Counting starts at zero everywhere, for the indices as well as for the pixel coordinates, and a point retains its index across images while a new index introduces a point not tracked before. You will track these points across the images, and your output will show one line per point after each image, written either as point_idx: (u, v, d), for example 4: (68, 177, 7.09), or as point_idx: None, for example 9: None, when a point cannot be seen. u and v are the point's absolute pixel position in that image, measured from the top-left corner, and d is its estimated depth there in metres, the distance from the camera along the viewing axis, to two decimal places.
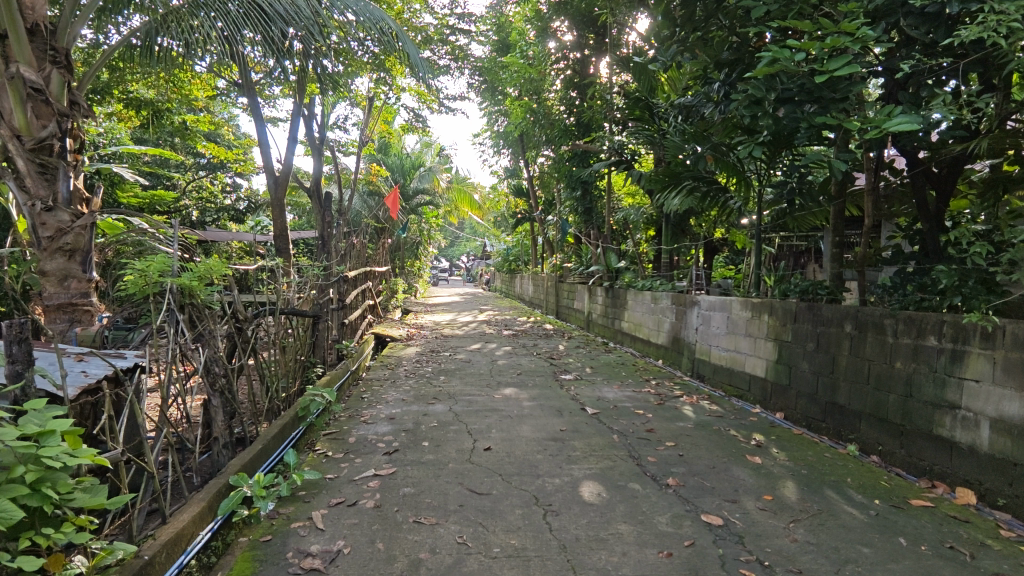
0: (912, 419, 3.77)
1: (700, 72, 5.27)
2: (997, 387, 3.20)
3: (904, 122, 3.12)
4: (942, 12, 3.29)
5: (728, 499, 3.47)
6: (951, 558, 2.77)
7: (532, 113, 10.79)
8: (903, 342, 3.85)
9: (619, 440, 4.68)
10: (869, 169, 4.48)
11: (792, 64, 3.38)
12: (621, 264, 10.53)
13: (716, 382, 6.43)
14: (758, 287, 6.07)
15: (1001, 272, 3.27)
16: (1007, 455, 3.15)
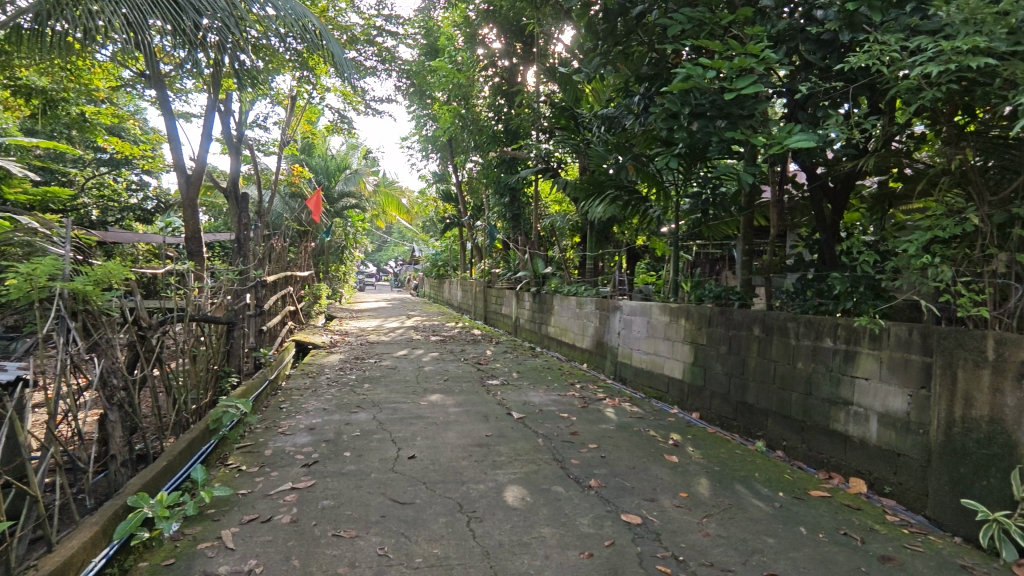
0: (812, 415, 4.06)
1: (622, 84, 5.47)
2: (884, 384, 3.49)
3: (802, 140, 3.38)
4: (835, 39, 3.62)
5: (646, 498, 3.59)
6: (845, 543, 2.99)
7: (460, 118, 10.79)
8: (804, 344, 4.14)
9: (544, 443, 4.74)
10: (774, 183, 4.80)
11: (704, 81, 3.58)
12: (548, 270, 10.73)
13: (637, 384, 6.65)
14: (676, 293, 6.35)
15: (886, 279, 3.59)
16: (892, 447, 3.44)
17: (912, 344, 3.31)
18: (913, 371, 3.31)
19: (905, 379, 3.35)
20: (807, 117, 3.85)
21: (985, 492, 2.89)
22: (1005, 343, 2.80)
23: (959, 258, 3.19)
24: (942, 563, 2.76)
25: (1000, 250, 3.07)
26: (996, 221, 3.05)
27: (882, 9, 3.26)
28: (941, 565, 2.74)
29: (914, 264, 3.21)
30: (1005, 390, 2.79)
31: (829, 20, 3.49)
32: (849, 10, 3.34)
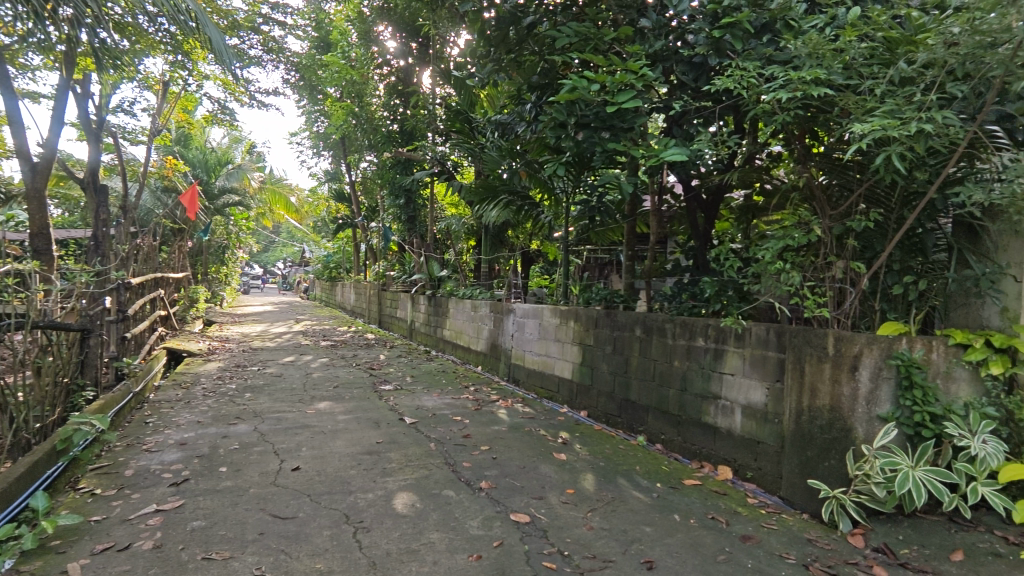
0: (686, 409, 4.37)
1: (514, 92, 5.60)
2: (746, 378, 3.84)
3: (676, 154, 3.64)
4: (704, 63, 3.93)
5: (535, 496, 3.68)
6: (712, 527, 3.24)
7: (354, 116, 10.45)
8: (679, 343, 4.45)
9: (436, 447, 4.70)
10: (654, 192, 5.13)
11: (588, 93, 3.76)
12: (443, 273, 10.70)
13: (529, 385, 6.79)
14: (567, 296, 6.58)
15: (749, 284, 3.96)
16: (753, 435, 3.79)
17: (770, 342, 3.67)
18: (770, 366, 3.67)
19: (764, 374, 3.71)
20: (679, 132, 4.17)
21: (827, 473, 3.25)
22: (842, 339, 3.18)
23: (806, 265, 3.59)
24: (792, 538, 3.07)
25: (838, 258, 3.51)
26: (835, 232, 3.49)
27: (742, 39, 3.60)
28: (791, 540, 3.05)
29: (770, 270, 3.57)
30: (843, 381, 3.17)
31: (699, 44, 3.81)
32: (716, 37, 3.66)
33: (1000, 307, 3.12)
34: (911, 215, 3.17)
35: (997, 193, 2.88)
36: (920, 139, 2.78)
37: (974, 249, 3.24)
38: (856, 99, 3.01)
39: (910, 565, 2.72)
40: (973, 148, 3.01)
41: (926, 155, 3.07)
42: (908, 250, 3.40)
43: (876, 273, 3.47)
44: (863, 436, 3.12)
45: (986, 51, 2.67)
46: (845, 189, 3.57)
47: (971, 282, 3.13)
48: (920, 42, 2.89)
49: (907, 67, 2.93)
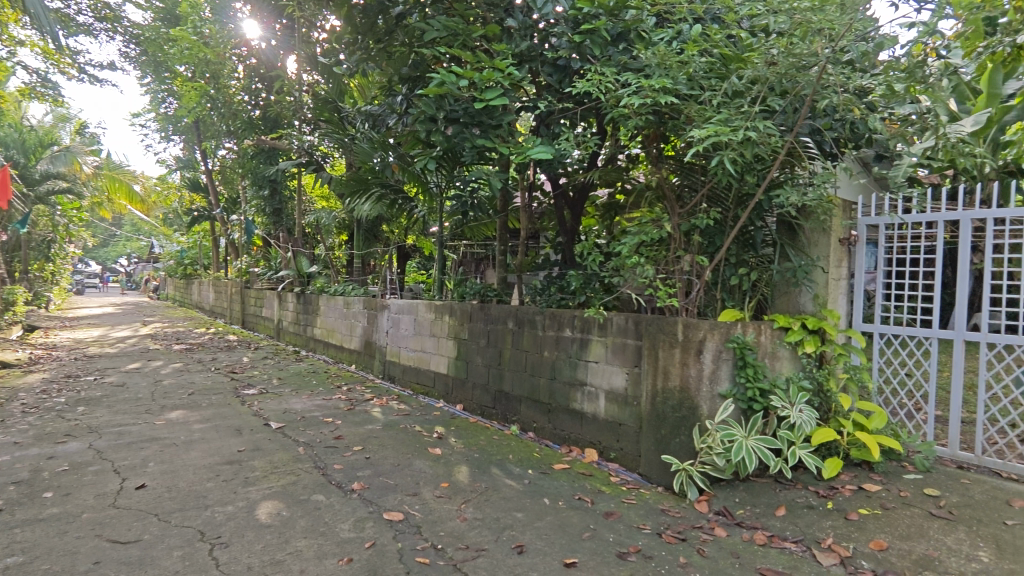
0: (556, 397, 4.57)
1: (385, 82, 5.46)
2: (609, 365, 4.10)
3: (541, 152, 3.79)
4: (567, 66, 4.12)
5: (409, 493, 3.65)
6: (578, 507, 3.42)
7: (208, 98, 9.57)
8: (549, 334, 4.64)
9: (304, 452, 4.48)
10: (524, 189, 5.30)
11: (456, 88, 3.79)
12: (313, 269, 10.19)
13: (405, 382, 6.70)
14: (442, 291, 6.57)
15: (610, 277, 4.22)
16: (615, 418, 4.05)
17: (628, 331, 3.94)
18: (629, 353, 3.95)
19: (624, 360, 3.98)
20: (544, 132, 4.34)
21: (678, 448, 3.57)
22: (690, 326, 3.51)
23: (659, 259, 3.90)
24: (648, 510, 3.33)
25: (686, 253, 3.84)
26: (683, 229, 3.82)
27: (601, 45, 3.84)
28: (648, 512, 3.31)
29: (627, 263, 3.83)
30: (690, 363, 3.50)
31: (562, 47, 4.01)
32: (577, 41, 3.87)
33: (812, 294, 3.65)
34: (744, 214, 3.55)
35: (809, 195, 3.38)
36: (747, 146, 3.16)
37: (793, 244, 3.74)
38: (697, 108, 3.32)
39: (744, 523, 3.09)
40: (791, 157, 3.48)
41: (755, 162, 3.48)
42: (742, 245, 3.82)
43: (717, 266, 3.85)
44: (707, 412, 3.46)
45: (801, 71, 3.15)
46: (691, 190, 3.93)
47: (791, 274, 3.60)
48: (748, 61, 3.26)
49: (738, 81, 3.28)
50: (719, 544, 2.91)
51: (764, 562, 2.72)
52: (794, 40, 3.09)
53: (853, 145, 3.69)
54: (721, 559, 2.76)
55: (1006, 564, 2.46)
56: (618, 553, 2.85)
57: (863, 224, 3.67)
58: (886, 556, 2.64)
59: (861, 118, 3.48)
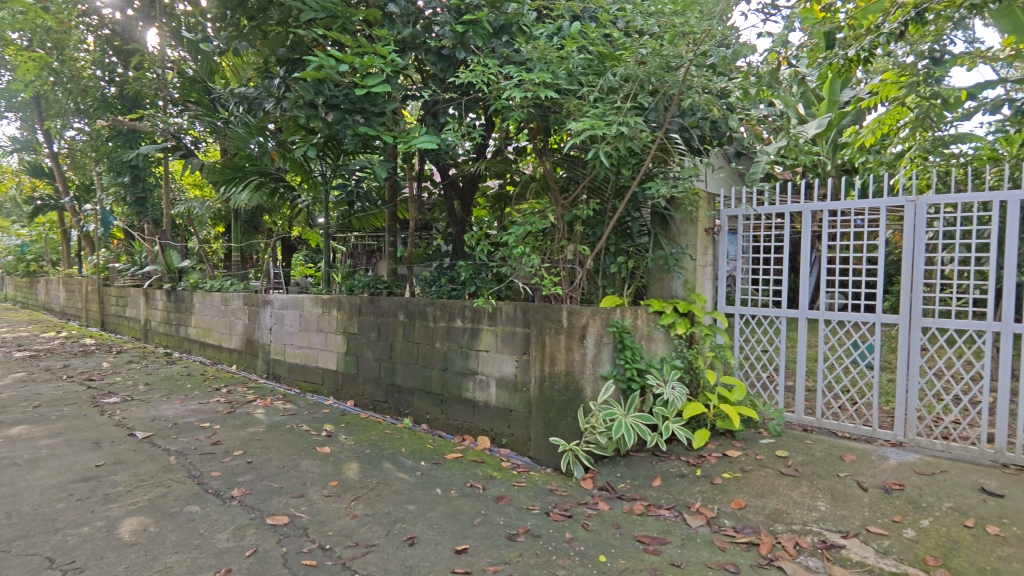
0: (448, 388, 4.58)
1: (261, 63, 5.13)
2: (499, 353, 4.18)
3: (426, 141, 3.77)
4: (452, 56, 4.11)
5: (294, 495, 3.50)
6: (470, 494, 3.47)
7: (50, 71, 8.44)
8: (440, 325, 4.64)
9: (176, 461, 4.14)
10: (412, 180, 5.24)
11: (336, 72, 3.65)
12: (185, 263, 9.37)
13: (291, 381, 6.39)
14: (329, 284, 6.33)
15: (499, 267, 4.29)
16: (506, 405, 4.14)
17: (517, 319, 4.03)
18: (518, 341, 4.05)
19: (513, 348, 4.08)
20: (430, 122, 4.30)
21: (565, 429, 3.72)
22: (574, 313, 3.66)
23: (544, 249, 4.02)
24: (537, 491, 3.45)
25: (569, 243, 4.00)
26: (566, 219, 3.97)
27: (484, 37, 3.85)
28: (537, 493, 3.43)
29: (514, 253, 3.91)
30: (574, 348, 3.67)
31: (445, 36, 3.98)
32: (460, 31, 3.85)
33: (682, 279, 3.96)
34: (621, 206, 3.77)
35: (677, 187, 3.63)
36: (621, 140, 3.35)
37: (665, 234, 3.99)
38: (576, 103, 3.47)
39: (625, 496, 3.29)
40: (661, 153, 3.73)
41: (630, 155, 3.69)
42: (620, 234, 4.04)
43: (598, 255, 4.05)
44: (591, 393, 3.63)
45: (668, 72, 3.39)
46: (572, 181, 4.08)
47: (663, 261, 3.87)
48: (621, 59, 3.44)
49: (613, 78, 3.46)
50: (601, 517, 3.08)
51: (642, 529, 2.92)
52: (662, 43, 3.30)
53: (716, 142, 4.01)
54: (603, 530, 2.93)
55: (839, 510, 2.84)
56: (507, 535, 2.93)
57: (726, 214, 4.04)
58: (744, 513, 2.95)
59: (722, 117, 3.78)
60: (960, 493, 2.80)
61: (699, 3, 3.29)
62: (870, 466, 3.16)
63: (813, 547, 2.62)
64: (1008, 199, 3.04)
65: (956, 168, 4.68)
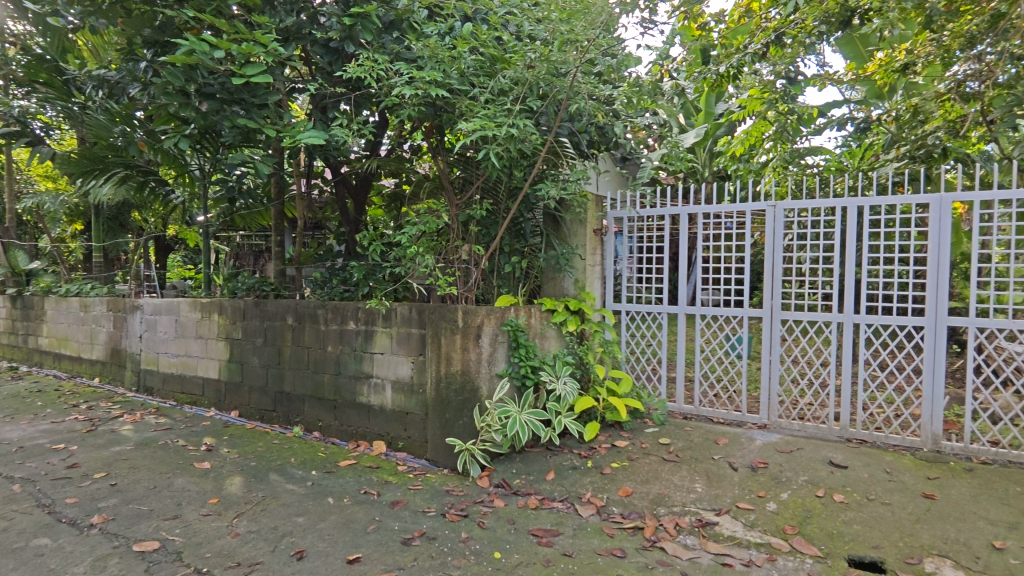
0: (341, 393, 4.42)
1: (124, 44, 4.66)
2: (394, 355, 4.10)
3: (312, 136, 3.63)
4: (340, 49, 3.97)
5: (167, 518, 3.21)
6: (364, 501, 3.37)
7: None
8: (332, 328, 4.46)
9: (22, 489, 3.65)
10: (301, 176, 5.01)
11: (209, 59, 3.39)
12: (35, 265, 8.29)
13: (166, 393, 5.86)
14: (209, 287, 5.88)
15: (393, 268, 4.20)
16: (403, 408, 4.07)
17: (412, 320, 3.97)
18: (413, 342, 3.99)
19: (408, 349, 4.01)
20: (317, 117, 4.10)
21: (462, 429, 3.72)
22: (469, 312, 3.67)
23: (439, 249, 3.99)
24: (433, 493, 3.42)
25: (464, 243, 4.01)
26: (460, 219, 3.97)
27: (373, 32, 3.77)
28: (433, 495, 3.40)
29: (407, 253, 3.85)
30: (470, 348, 3.68)
31: (332, 28, 3.83)
32: (346, 24, 3.70)
33: (573, 279, 4.11)
34: (514, 206, 3.85)
35: (566, 189, 3.78)
36: (511, 142, 3.44)
37: (557, 234, 4.15)
38: (468, 103, 3.50)
39: (520, 491, 3.36)
40: (551, 155, 3.85)
41: (521, 157, 3.78)
42: (514, 235, 4.12)
43: (493, 255, 4.10)
44: (486, 392, 3.67)
45: (556, 77, 3.55)
46: (467, 182, 4.09)
47: (555, 261, 4.00)
48: (511, 62, 3.51)
49: (503, 81, 3.53)
50: (497, 514, 3.11)
51: (536, 523, 2.99)
52: (551, 49, 3.41)
53: (604, 147, 4.19)
54: (499, 527, 2.97)
55: (713, 490, 3.07)
56: (402, 540, 2.88)
57: (612, 216, 4.26)
58: (631, 500, 3.10)
59: (608, 123, 3.94)
60: (813, 467, 3.14)
61: (585, 11, 3.36)
62: (740, 448, 3.45)
63: (691, 526, 2.82)
64: (848, 206, 3.47)
65: (809, 176, 5.06)
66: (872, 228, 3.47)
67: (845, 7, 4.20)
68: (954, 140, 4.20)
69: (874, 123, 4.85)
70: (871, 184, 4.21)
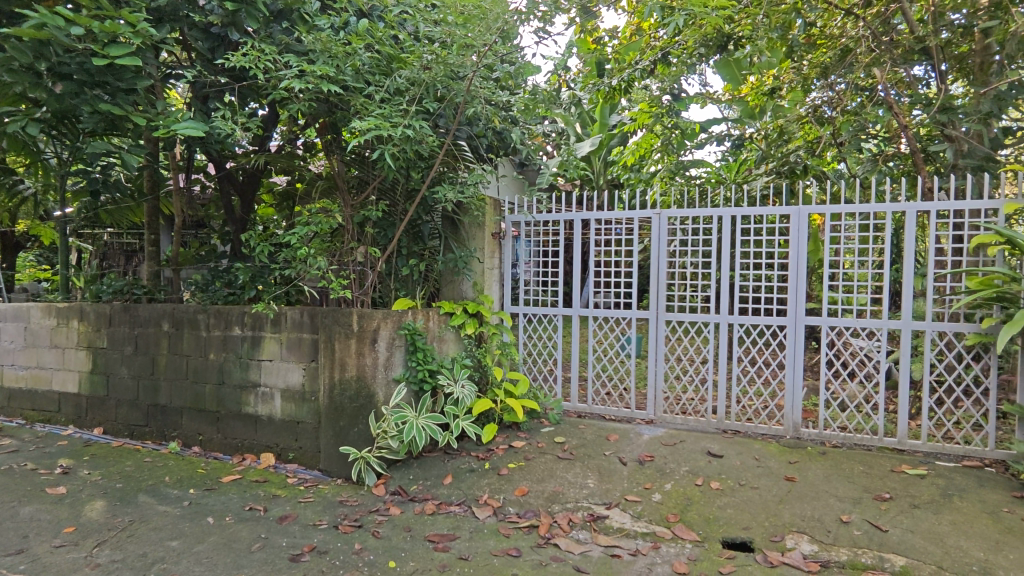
0: (224, 403, 4.12)
1: None
2: (284, 362, 3.89)
3: (189, 127, 3.36)
4: (222, 35, 3.71)
5: (10, 553, 2.82)
6: (249, 518, 3.16)
7: None
8: (214, 335, 4.15)
9: None
10: (178, 170, 4.61)
11: (64, 36, 3.04)
12: None
13: (12, 411, 5.16)
14: (68, 291, 5.26)
15: (282, 270, 3.98)
16: (293, 417, 3.87)
17: (304, 325, 3.79)
18: (305, 348, 3.81)
19: (300, 355, 3.83)
20: (196, 107, 3.80)
21: (356, 437, 3.61)
22: (364, 316, 3.57)
23: (333, 251, 3.84)
24: (325, 505, 3.28)
25: (359, 245, 3.89)
26: (356, 220, 3.85)
27: (260, 20, 3.56)
28: (325, 507, 3.26)
29: (297, 254, 3.67)
30: (365, 353, 3.58)
31: (213, 12, 3.56)
32: (230, 9, 3.46)
33: (471, 281, 4.14)
34: (411, 208, 3.80)
35: (464, 193, 3.79)
36: (407, 143, 3.40)
37: (455, 237, 4.16)
38: (362, 101, 3.41)
39: (417, 497, 3.31)
40: (448, 158, 3.85)
41: (419, 159, 3.75)
42: (412, 237, 4.07)
43: (390, 257, 4.02)
44: (382, 398, 3.59)
45: (454, 80, 3.55)
46: (362, 182, 3.97)
47: (453, 264, 4.01)
48: (407, 62, 3.47)
49: (399, 80, 3.48)
50: (392, 522, 3.04)
51: (432, 529, 2.96)
52: (448, 52, 3.41)
53: (503, 152, 4.24)
54: (394, 535, 2.90)
55: (604, 485, 3.20)
56: (290, 556, 2.73)
57: (509, 221, 4.35)
58: (526, 499, 3.16)
59: (505, 129, 4.00)
60: (693, 458, 3.37)
61: (480, 16, 3.39)
62: (629, 443, 3.63)
63: (583, 521, 2.92)
64: (723, 216, 3.76)
65: (691, 186, 5.40)
66: (743, 236, 3.80)
67: (721, 32, 4.62)
68: (812, 159, 4.69)
69: (747, 141, 5.30)
70: (745, 196, 4.59)
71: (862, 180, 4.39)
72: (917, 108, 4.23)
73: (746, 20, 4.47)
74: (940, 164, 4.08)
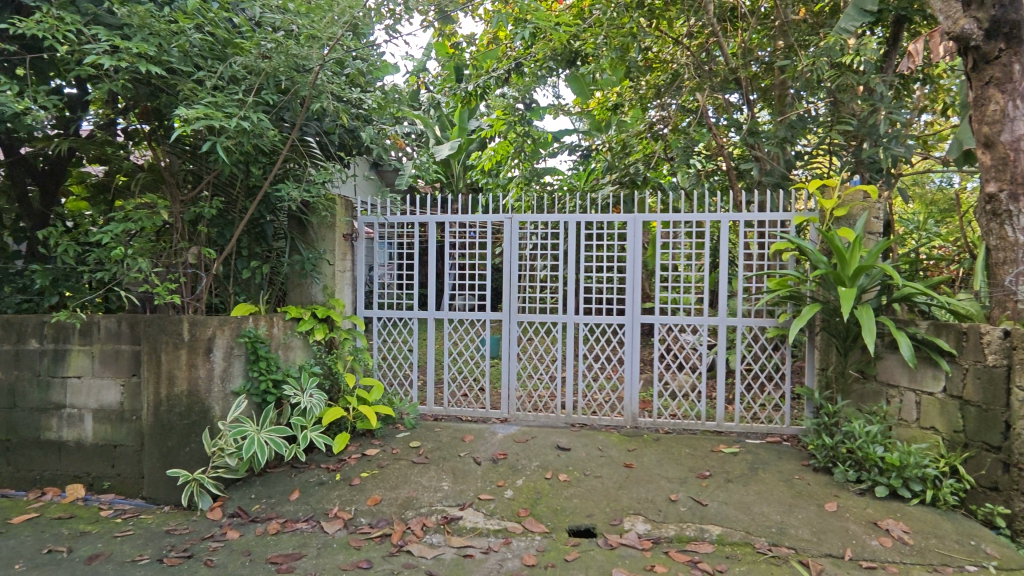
0: (15, 430, 3.49)
1: None
2: (97, 378, 3.41)
3: None
4: None
5: None
6: (47, 562, 2.70)
7: None
8: (2, 350, 3.50)
9: None
10: None
11: None
12: None
13: None
14: None
15: (92, 273, 3.48)
16: (109, 440, 3.40)
17: (122, 335, 3.36)
18: (123, 361, 3.37)
19: (117, 370, 3.38)
20: None
21: (188, 458, 3.27)
22: (196, 324, 3.26)
23: (158, 251, 3.44)
24: (147, 538, 2.92)
25: (190, 245, 3.53)
26: (186, 218, 3.49)
27: None
28: (147, 539, 2.89)
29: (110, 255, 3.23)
30: (198, 364, 3.26)
31: None
32: None
33: (321, 285, 3.96)
34: (251, 207, 3.54)
35: (310, 192, 3.60)
36: (242, 135, 3.14)
37: (302, 237, 3.93)
38: (190, 87, 3.10)
39: (259, 518, 3.07)
40: (295, 154, 3.67)
41: (260, 154, 3.50)
42: (254, 237, 3.79)
43: (228, 258, 3.71)
44: (219, 412, 3.29)
45: (297, 72, 3.35)
46: (193, 176, 3.62)
47: (300, 265, 3.79)
48: (244, 49, 3.22)
49: (232, 68, 3.21)
50: (229, 547, 2.79)
51: (275, 549, 2.76)
52: (289, 41, 3.21)
53: (356, 152, 4.10)
54: (230, 562, 2.66)
55: (458, 486, 3.22)
56: None
57: (362, 222, 4.26)
58: (379, 508, 3.07)
59: (356, 127, 3.87)
60: (544, 453, 3.51)
61: (326, 7, 3.26)
62: (483, 442, 3.69)
63: (437, 525, 2.91)
64: (569, 223, 3.97)
65: (544, 191, 5.61)
66: (586, 241, 4.03)
67: (569, 47, 4.89)
68: (650, 171, 5.11)
69: (595, 151, 5.63)
70: (591, 204, 4.88)
71: (689, 192, 4.88)
72: (732, 131, 4.80)
73: (590, 39, 4.80)
74: (749, 181, 4.67)
